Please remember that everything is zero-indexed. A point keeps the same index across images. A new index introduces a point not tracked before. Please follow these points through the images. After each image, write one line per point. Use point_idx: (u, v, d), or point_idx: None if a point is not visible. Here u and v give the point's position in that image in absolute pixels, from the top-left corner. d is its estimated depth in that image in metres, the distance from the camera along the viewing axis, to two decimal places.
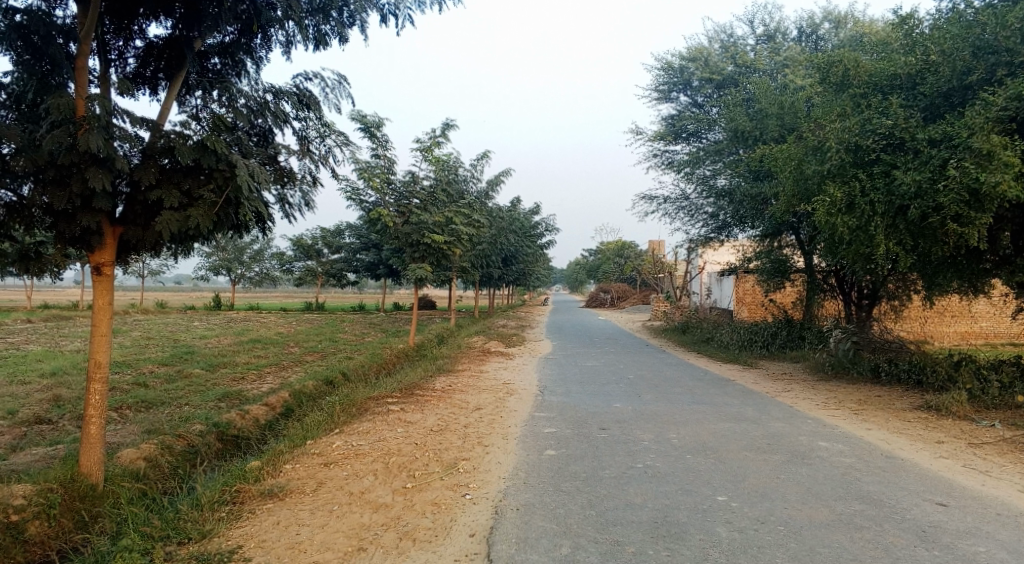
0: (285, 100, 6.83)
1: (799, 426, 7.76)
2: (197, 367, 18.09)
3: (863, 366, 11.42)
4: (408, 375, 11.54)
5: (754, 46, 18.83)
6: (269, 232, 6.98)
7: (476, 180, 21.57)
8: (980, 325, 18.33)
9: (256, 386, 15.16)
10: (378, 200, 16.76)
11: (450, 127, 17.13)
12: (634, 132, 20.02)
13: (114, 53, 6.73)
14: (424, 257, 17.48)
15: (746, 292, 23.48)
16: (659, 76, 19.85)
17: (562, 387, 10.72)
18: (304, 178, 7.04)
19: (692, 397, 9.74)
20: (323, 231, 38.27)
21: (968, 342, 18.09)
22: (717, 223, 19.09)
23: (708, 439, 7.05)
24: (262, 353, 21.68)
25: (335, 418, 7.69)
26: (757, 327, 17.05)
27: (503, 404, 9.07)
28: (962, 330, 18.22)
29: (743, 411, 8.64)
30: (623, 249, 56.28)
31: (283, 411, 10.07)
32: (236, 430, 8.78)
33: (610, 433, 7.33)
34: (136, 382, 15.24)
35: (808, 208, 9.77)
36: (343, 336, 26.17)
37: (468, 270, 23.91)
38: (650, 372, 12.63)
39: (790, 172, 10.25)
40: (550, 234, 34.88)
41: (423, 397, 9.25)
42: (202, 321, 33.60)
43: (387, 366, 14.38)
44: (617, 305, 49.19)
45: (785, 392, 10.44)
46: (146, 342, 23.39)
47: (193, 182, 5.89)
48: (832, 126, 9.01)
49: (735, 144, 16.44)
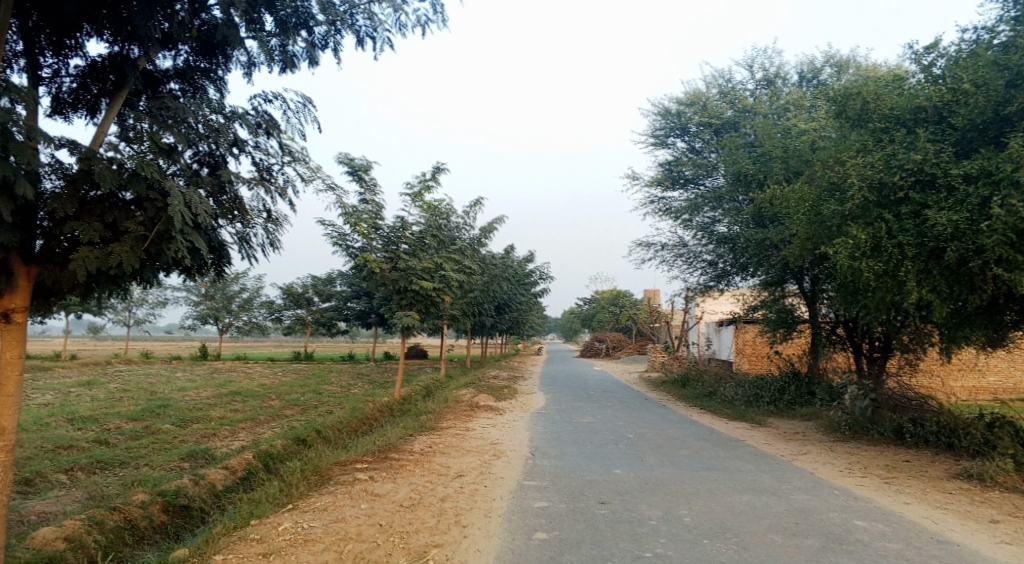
0: (240, 124, 6.24)
1: (827, 500, 6.74)
2: (167, 422, 16.87)
3: (884, 426, 10.47)
4: (386, 433, 10.47)
5: (753, 90, 18.43)
6: (222, 269, 6.37)
7: (467, 227, 20.94)
8: (988, 380, 17.37)
9: (226, 444, 13.97)
10: (364, 245, 15.95)
11: (440, 170, 16.51)
12: (630, 177, 19.47)
13: (46, 72, 5.95)
14: (412, 305, 16.64)
15: (747, 343, 22.60)
16: (656, 120, 19.39)
17: (555, 449, 9.69)
18: (260, 210, 6.50)
19: (700, 462, 8.73)
20: (313, 279, 37.37)
21: (976, 398, 17.11)
22: (716, 271, 18.30)
23: (725, 518, 6.03)
24: (240, 406, 20.48)
25: (291, 490, 6.63)
26: (762, 380, 16.09)
27: (488, 469, 8.05)
28: (969, 385, 17.26)
29: (760, 480, 7.61)
30: (618, 299, 55.56)
31: (245, 474, 8.99)
32: (186, 499, 7.69)
33: (610, 509, 6.29)
34: (96, 438, 14.07)
35: (825, 251, 9.01)
36: (328, 388, 24.96)
37: (458, 320, 23.02)
38: (652, 430, 11.59)
39: (805, 212, 9.62)
40: (543, 282, 34.18)
41: (398, 462, 8.22)
42: (184, 371, 32.32)
43: (368, 422, 13.28)
44: (612, 356, 48.21)
45: (802, 455, 9.42)
46: (120, 395, 22.14)
47: (119, 214, 5.07)
48: (854, 162, 8.44)
49: (738, 188, 15.81)
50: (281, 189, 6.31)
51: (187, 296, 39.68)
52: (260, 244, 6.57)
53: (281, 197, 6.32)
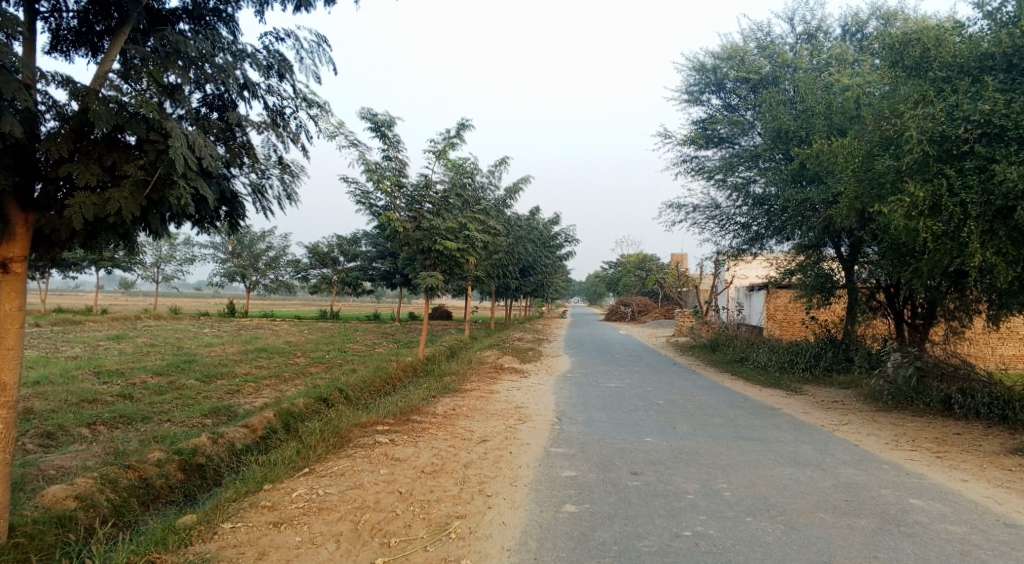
0: (252, 65, 5.80)
1: (877, 475, 6.27)
2: (192, 378, 16.91)
3: (931, 396, 9.90)
4: (408, 394, 10.20)
5: (793, 44, 17.35)
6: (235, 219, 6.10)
7: (493, 186, 20.43)
8: None
9: (249, 401, 13.89)
10: (387, 204, 15.51)
11: (465, 126, 15.95)
12: (661, 134, 18.66)
13: (45, 6, 5.49)
14: (436, 265, 16.25)
15: (778, 308, 21.96)
16: (690, 76, 18.45)
17: (583, 414, 9.31)
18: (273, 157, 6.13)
19: (736, 431, 8.31)
20: (338, 238, 37.29)
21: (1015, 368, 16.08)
22: (750, 234, 17.55)
23: (768, 494, 5.61)
24: (264, 363, 20.51)
25: (308, 453, 6.36)
26: (797, 346, 15.50)
27: (513, 435, 7.72)
28: (1010, 354, 16.23)
29: (802, 452, 7.14)
30: (644, 262, 54.78)
31: (265, 433, 8.80)
32: (203, 458, 7.51)
33: (643, 480, 5.91)
34: (121, 393, 14.11)
35: (877, 210, 8.37)
36: (353, 346, 24.93)
37: (482, 280, 22.65)
38: (683, 397, 11.15)
39: (856, 168, 8.97)
40: (569, 244, 33.61)
41: (420, 424, 7.91)
42: (212, 328, 32.64)
43: (391, 382, 13.05)
44: (637, 319, 47.74)
45: (844, 426, 8.91)
46: (147, 350, 22.33)
47: (120, 156, 4.73)
48: (912, 114, 7.66)
49: (777, 146, 14.99)
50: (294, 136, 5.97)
51: (213, 253, 39.89)
52: (275, 195, 6.31)
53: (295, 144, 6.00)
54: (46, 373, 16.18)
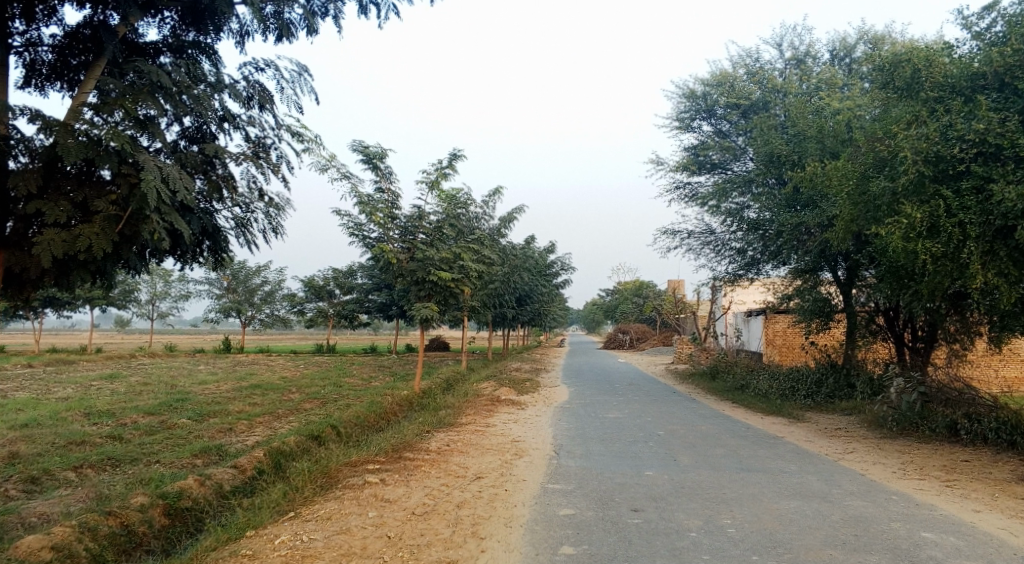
0: (232, 96, 5.96)
1: (886, 506, 6.03)
2: (184, 416, 16.57)
3: (937, 422, 9.69)
4: (402, 430, 9.94)
5: (783, 69, 17.49)
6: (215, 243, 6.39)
7: (488, 216, 20.41)
8: None
9: (241, 440, 13.57)
10: (381, 236, 15.41)
11: (458, 156, 15.93)
12: (654, 161, 18.68)
13: (18, 40, 5.47)
14: (431, 296, 16.08)
15: (777, 334, 21.78)
16: (681, 103, 18.53)
17: (581, 447, 9.07)
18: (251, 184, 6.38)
19: (739, 462, 8.08)
20: (334, 271, 37.14)
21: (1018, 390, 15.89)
22: (745, 259, 17.45)
23: (774, 529, 5.38)
24: (258, 399, 20.15)
25: (295, 496, 6.12)
26: (797, 372, 15.29)
27: (508, 470, 7.49)
28: (1012, 376, 16.06)
29: (808, 484, 6.90)
30: (642, 289, 54.66)
31: (255, 474, 8.53)
32: (189, 501, 7.25)
33: (644, 518, 5.68)
34: (110, 434, 13.78)
35: (875, 233, 8.26)
36: (349, 381, 24.59)
37: (478, 311, 22.46)
38: (683, 427, 10.92)
39: (849, 190, 8.90)
40: (565, 273, 33.51)
41: (412, 462, 7.67)
42: (207, 364, 32.27)
43: (386, 417, 12.77)
44: (636, 347, 47.42)
45: (848, 454, 8.67)
46: (140, 388, 21.96)
47: (91, 192, 4.79)
48: (907, 134, 7.61)
49: (770, 171, 14.97)
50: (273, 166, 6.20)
51: (209, 289, 39.66)
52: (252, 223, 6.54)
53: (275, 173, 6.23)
54: (34, 415, 15.82)
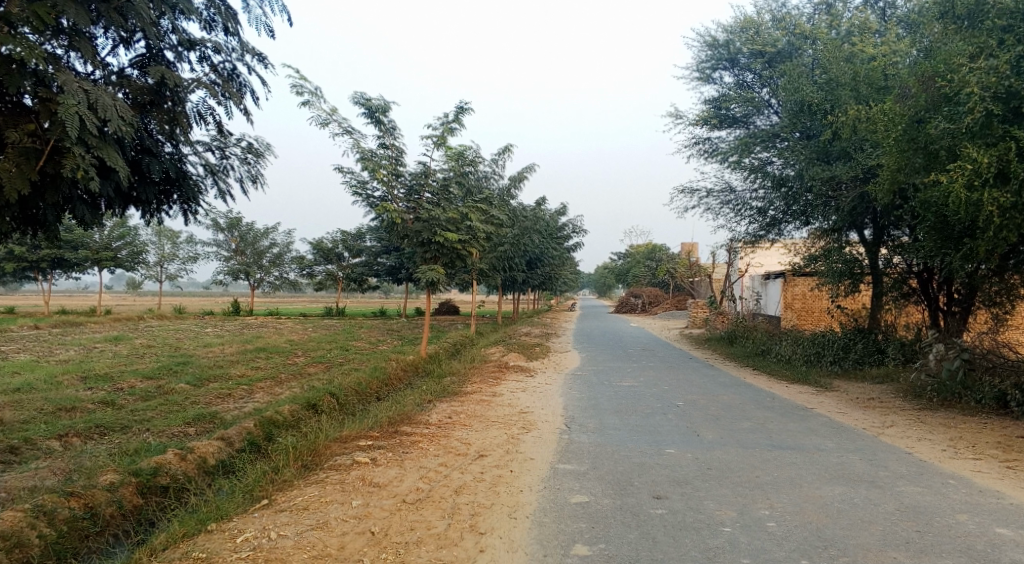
0: (191, 17, 5.24)
1: (946, 494, 5.18)
2: (184, 381, 15.99)
3: (984, 392, 8.82)
4: (402, 400, 9.24)
5: (811, 14, 16.13)
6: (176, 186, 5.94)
7: (497, 176, 19.51)
8: None
9: (238, 407, 12.95)
10: (384, 194, 14.53)
11: (465, 109, 14.94)
12: (672, 116, 17.56)
13: None
14: (436, 258, 15.26)
15: (796, 297, 20.88)
16: (701, 52, 17.31)
17: (595, 420, 8.32)
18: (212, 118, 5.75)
19: (768, 437, 7.30)
20: (342, 233, 36.59)
21: None
22: (767, 219, 16.45)
23: (821, 523, 4.61)
24: (262, 363, 19.54)
25: (272, 479, 5.45)
26: (823, 337, 14.39)
27: (516, 447, 6.76)
28: None
29: (851, 465, 6.06)
30: (655, 252, 53.61)
31: (244, 446, 7.87)
32: (166, 479, 6.61)
33: (668, 507, 4.94)
34: (104, 400, 13.20)
35: (933, 181, 7.36)
36: (356, 344, 24.00)
37: (487, 274, 21.65)
38: (703, 396, 10.16)
39: (896, 136, 7.92)
40: (577, 235, 32.53)
41: (409, 438, 6.94)
42: (215, 327, 31.76)
43: (389, 384, 12.11)
44: (648, 311, 46.57)
45: (889, 428, 7.85)
46: (144, 352, 21.44)
47: (7, 122, 4.33)
48: (973, 66, 6.61)
49: (798, 122, 13.86)
50: (234, 94, 5.53)
51: (216, 252, 39.02)
52: (214, 165, 5.99)
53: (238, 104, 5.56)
54: (31, 379, 15.32)
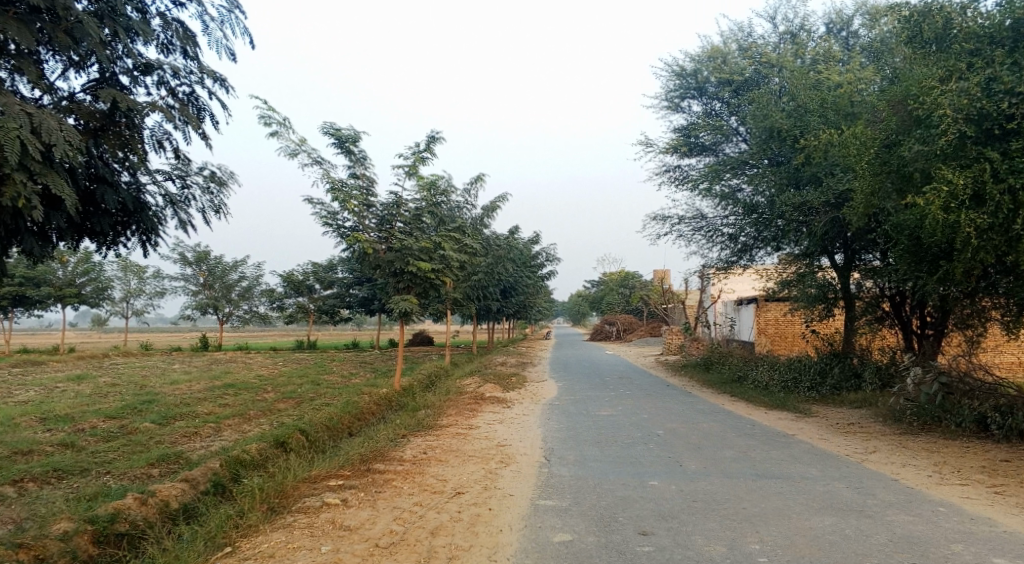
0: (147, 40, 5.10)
1: (938, 523, 5.06)
2: (147, 420, 15.34)
3: (963, 415, 8.81)
4: (375, 436, 8.91)
5: (776, 44, 16.47)
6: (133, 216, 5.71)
7: (470, 205, 19.40)
8: None
9: (205, 446, 12.42)
10: (356, 225, 14.29)
11: (437, 139, 14.86)
12: (643, 144, 17.70)
13: None
14: (410, 288, 15.00)
15: (769, 322, 20.98)
16: (669, 81, 17.53)
17: (575, 452, 8.09)
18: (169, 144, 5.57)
19: (752, 466, 7.15)
20: (314, 265, 36.10)
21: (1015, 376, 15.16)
22: (739, 245, 16.54)
23: (815, 557, 4.44)
24: (230, 400, 18.92)
25: (236, 524, 5.12)
26: (799, 362, 14.39)
27: (494, 483, 6.50)
28: (1009, 362, 15.35)
29: (839, 494, 5.92)
30: (628, 280, 53.90)
31: (208, 489, 7.46)
32: (125, 525, 6.15)
33: (655, 544, 4.73)
34: (62, 442, 12.56)
35: (909, 203, 7.48)
36: (328, 378, 23.45)
37: (461, 304, 21.41)
38: (683, 425, 10.00)
39: (869, 160, 8.15)
40: (550, 264, 32.52)
41: (383, 476, 6.64)
42: (182, 363, 30.82)
43: (363, 419, 11.74)
44: (623, 338, 46.58)
45: (873, 454, 7.76)
46: (106, 390, 20.64)
47: None
48: (944, 89, 6.74)
49: (768, 149, 14.02)
50: (193, 118, 5.36)
51: (184, 286, 38.13)
52: (173, 192, 5.79)
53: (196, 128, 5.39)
54: None
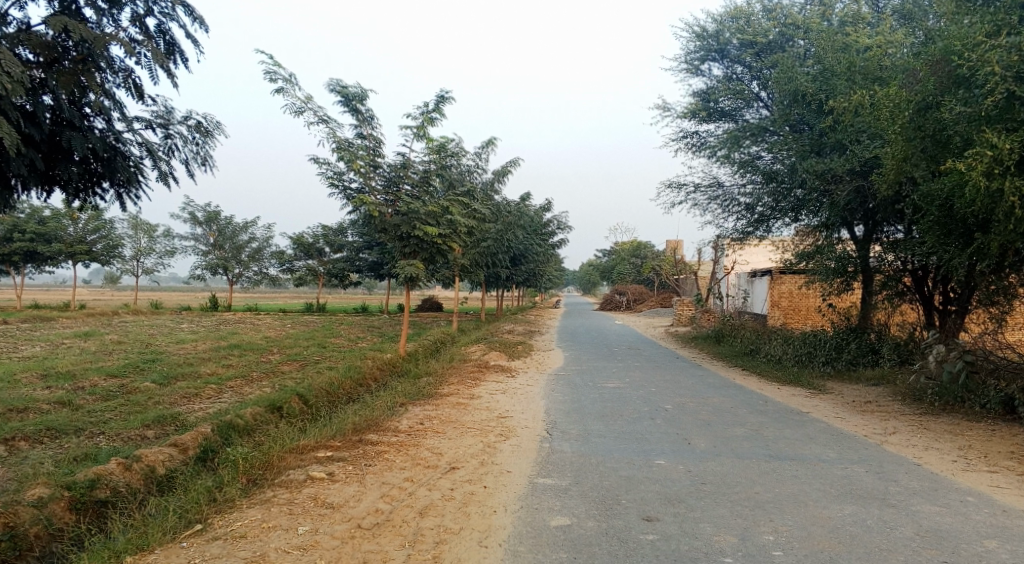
0: None
1: (967, 515, 4.66)
2: (149, 380, 15.16)
3: (990, 397, 8.36)
4: (373, 404, 8.59)
5: (804, 4, 15.60)
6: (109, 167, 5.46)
7: (480, 169, 18.85)
8: None
9: (205, 407, 12.19)
10: (361, 186, 13.80)
11: (446, 99, 14.28)
12: (660, 108, 17.00)
13: None
14: (416, 253, 14.58)
15: (782, 295, 20.49)
16: (690, 43, 16.73)
17: (579, 426, 7.72)
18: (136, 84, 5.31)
19: (765, 446, 6.76)
20: (324, 228, 35.80)
21: None
22: (755, 216, 15.94)
23: (835, 552, 4.05)
24: (234, 361, 18.74)
25: (213, 500, 4.83)
26: (815, 337, 13.91)
27: (491, 459, 6.15)
28: None
29: (859, 480, 5.52)
30: (640, 250, 53.23)
31: (199, 454, 7.18)
32: (105, 492, 5.86)
33: (660, 532, 4.36)
34: (61, 400, 12.37)
35: (950, 169, 6.89)
36: (334, 342, 23.23)
37: (469, 270, 21.00)
38: (693, 399, 9.61)
39: (902, 124, 7.56)
40: (561, 231, 31.98)
41: (375, 448, 6.32)
42: (191, 323, 30.78)
43: (363, 384, 11.43)
44: (633, 309, 46.11)
45: (893, 436, 7.35)
46: (113, 348, 20.53)
47: None
48: (995, 43, 6.12)
49: (791, 114, 13.34)
50: (158, 54, 5.09)
51: (195, 246, 37.98)
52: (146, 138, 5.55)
53: (163, 63, 5.12)
54: None
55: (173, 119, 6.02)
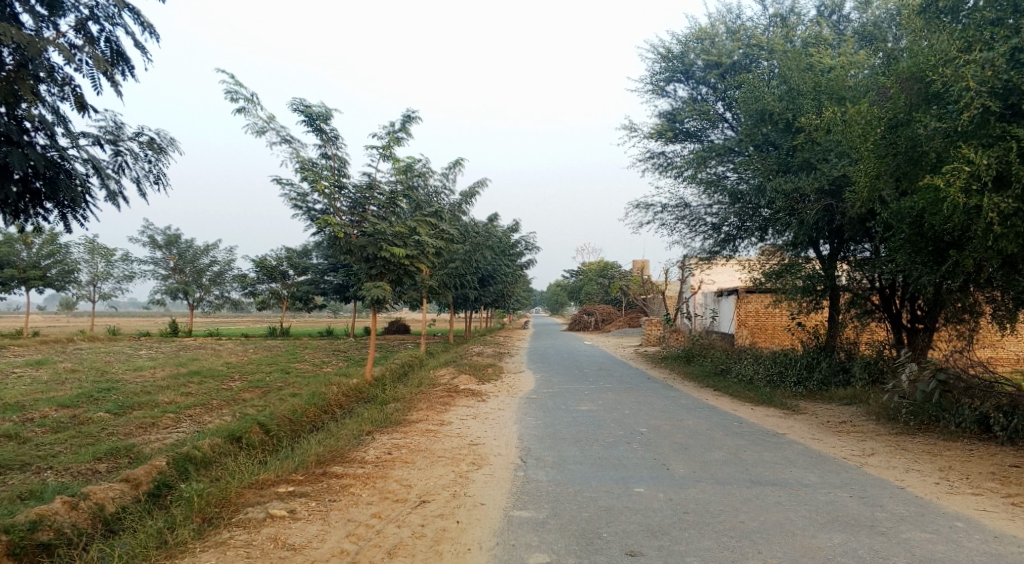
0: None
1: (959, 543, 4.52)
2: (103, 409, 14.44)
3: (964, 415, 8.34)
4: (339, 433, 8.20)
5: (766, 27, 15.85)
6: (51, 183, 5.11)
7: (448, 189, 18.64)
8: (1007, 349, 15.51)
9: (162, 438, 11.59)
10: (326, 207, 13.43)
11: (413, 118, 14.07)
12: (627, 128, 17.05)
13: None
14: (383, 274, 14.22)
15: (750, 314, 20.61)
16: (656, 64, 16.85)
17: (554, 452, 7.45)
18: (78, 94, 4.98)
19: (745, 471, 6.57)
20: (288, 250, 35.09)
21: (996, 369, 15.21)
22: (721, 235, 15.99)
23: None
24: (194, 388, 18.02)
25: (162, 543, 4.43)
26: (786, 356, 13.91)
27: (464, 490, 5.84)
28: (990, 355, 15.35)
29: (844, 506, 5.36)
30: (607, 270, 53.45)
31: (153, 490, 6.71)
32: (48, 534, 5.39)
33: None
34: (7, 432, 11.65)
35: (924, 185, 6.88)
36: (299, 367, 22.58)
37: (437, 292, 20.66)
38: (668, 422, 9.42)
39: (875, 141, 7.65)
40: (529, 252, 31.89)
41: (341, 482, 5.96)
42: (149, 349, 29.70)
43: (329, 411, 11.00)
44: (601, 329, 46.14)
45: (872, 457, 7.24)
46: (65, 376, 19.60)
47: None
48: (970, 59, 6.15)
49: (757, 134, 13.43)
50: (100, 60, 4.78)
51: (154, 270, 36.87)
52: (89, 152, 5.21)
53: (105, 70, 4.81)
54: None
55: (123, 135, 5.69)
